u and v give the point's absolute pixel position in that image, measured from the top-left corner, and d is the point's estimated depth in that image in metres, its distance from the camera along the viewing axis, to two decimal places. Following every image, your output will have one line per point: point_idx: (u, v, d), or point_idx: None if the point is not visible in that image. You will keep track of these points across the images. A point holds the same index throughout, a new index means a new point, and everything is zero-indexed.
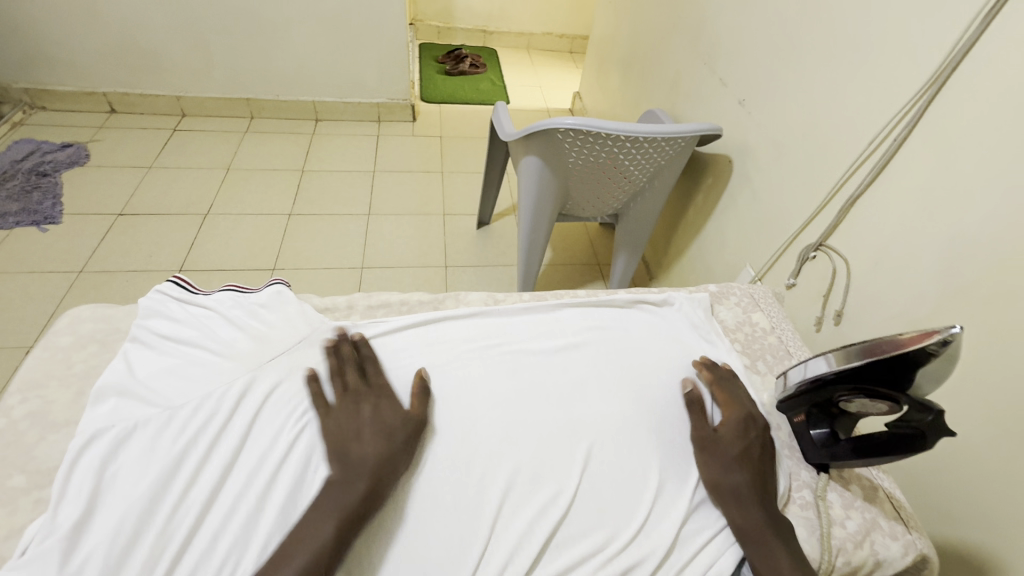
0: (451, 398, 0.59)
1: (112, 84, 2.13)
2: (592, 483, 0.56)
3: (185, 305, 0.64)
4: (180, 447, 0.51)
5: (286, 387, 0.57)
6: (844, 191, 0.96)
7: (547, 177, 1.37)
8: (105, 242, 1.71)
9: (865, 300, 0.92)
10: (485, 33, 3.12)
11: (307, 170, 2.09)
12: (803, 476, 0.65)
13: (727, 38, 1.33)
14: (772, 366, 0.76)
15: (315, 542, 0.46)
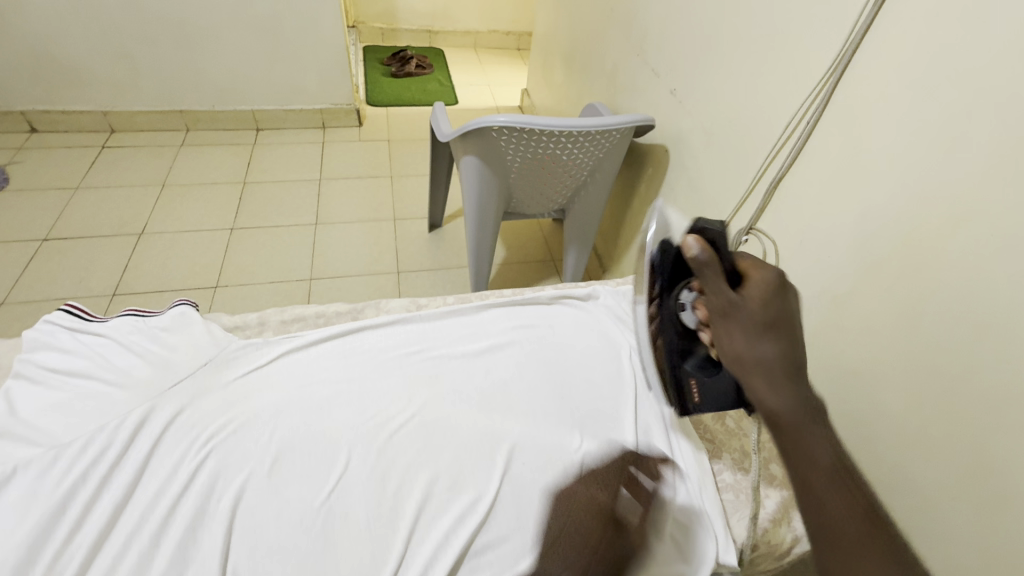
0: (375, 408, 0.60)
1: (29, 102, 2.01)
2: (513, 484, 0.57)
3: (76, 334, 0.60)
4: (66, 486, 0.48)
5: (190, 414, 0.56)
6: (767, 175, 0.98)
7: (488, 175, 1.35)
8: (29, 269, 1.61)
9: (794, 280, 0.95)
10: (430, 34, 3.08)
11: (249, 182, 2.02)
12: (725, 459, 0.69)
13: (655, 29, 1.34)
14: None
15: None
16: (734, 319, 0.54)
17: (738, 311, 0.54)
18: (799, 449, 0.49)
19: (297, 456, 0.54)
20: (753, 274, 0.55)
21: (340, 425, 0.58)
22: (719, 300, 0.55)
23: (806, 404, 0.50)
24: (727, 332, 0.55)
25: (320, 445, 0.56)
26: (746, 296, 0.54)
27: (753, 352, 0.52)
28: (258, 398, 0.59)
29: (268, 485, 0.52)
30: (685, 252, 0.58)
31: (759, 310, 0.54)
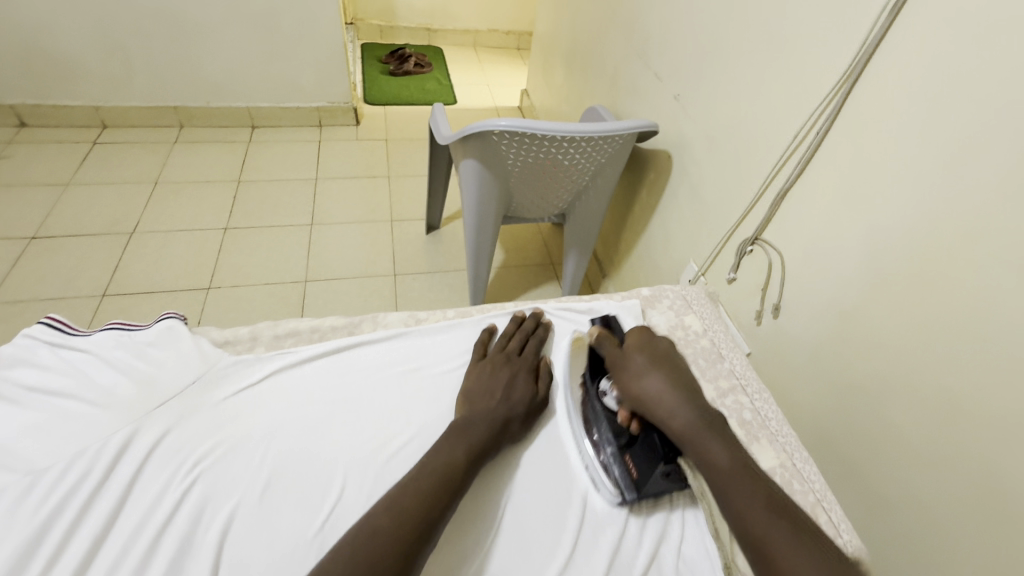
0: (374, 429, 0.58)
1: (19, 96, 1.96)
2: (518, 512, 0.58)
3: (57, 349, 0.58)
4: (43, 517, 0.46)
5: (175, 437, 0.54)
6: (774, 184, 0.96)
7: (488, 179, 1.33)
8: (17, 268, 1.57)
9: (799, 292, 0.92)
10: (430, 31, 3.04)
11: (244, 181, 1.98)
12: None
13: (659, 33, 1.32)
14: (705, 370, 0.79)
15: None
16: (645, 390, 0.64)
17: (644, 375, 0.66)
18: (736, 502, 0.54)
19: (289, 481, 0.52)
20: (652, 352, 0.69)
21: (337, 447, 0.56)
22: (630, 378, 0.66)
23: (707, 426, 0.60)
24: (641, 399, 0.64)
25: (314, 469, 0.54)
26: (652, 373, 0.66)
27: (666, 419, 0.62)
28: (249, 418, 0.57)
29: (258, 514, 0.50)
30: (590, 339, 0.72)
31: (666, 379, 0.65)
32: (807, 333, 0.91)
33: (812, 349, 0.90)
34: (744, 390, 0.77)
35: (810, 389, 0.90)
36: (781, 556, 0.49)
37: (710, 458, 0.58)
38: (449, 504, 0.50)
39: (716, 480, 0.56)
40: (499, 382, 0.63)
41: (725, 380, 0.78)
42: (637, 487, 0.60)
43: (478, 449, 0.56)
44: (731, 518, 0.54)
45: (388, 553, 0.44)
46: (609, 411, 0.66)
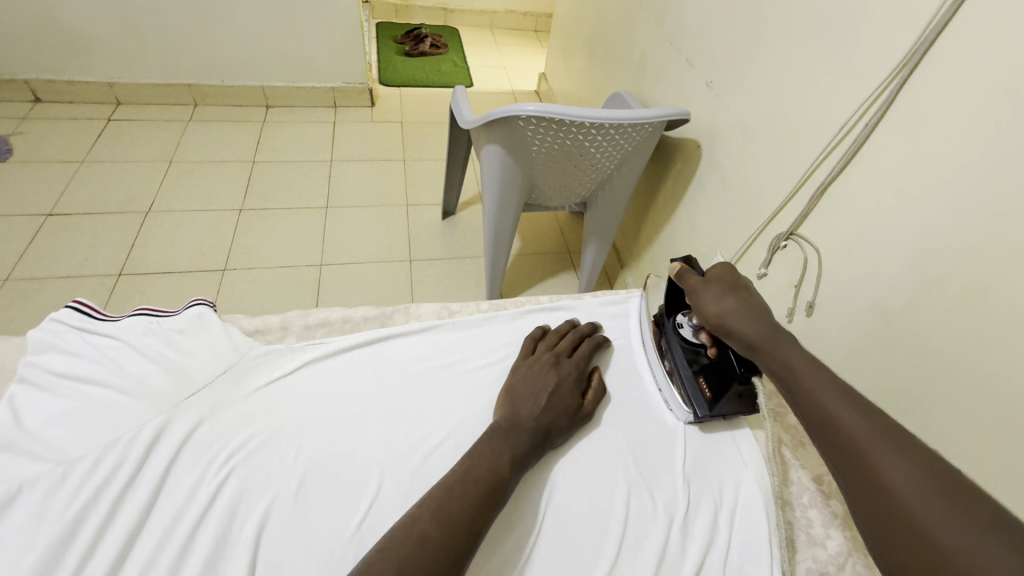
0: (408, 428, 0.57)
1: (32, 70, 1.93)
2: (557, 516, 0.56)
3: (85, 336, 0.57)
4: (76, 509, 0.45)
5: (208, 430, 0.53)
6: (815, 178, 0.92)
7: (512, 165, 1.29)
8: (33, 245, 1.56)
9: (838, 290, 0.89)
10: (446, 11, 2.98)
11: (258, 161, 1.95)
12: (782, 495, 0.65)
13: (692, 17, 1.27)
14: None
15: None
16: (724, 315, 0.63)
17: (720, 297, 0.65)
18: (814, 390, 0.53)
19: (325, 477, 0.52)
20: (730, 278, 0.66)
21: (373, 445, 0.55)
22: (705, 306, 0.66)
23: (780, 333, 0.59)
24: (716, 318, 0.64)
25: (348, 466, 0.53)
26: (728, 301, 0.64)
27: (740, 331, 0.61)
28: (282, 411, 0.56)
29: (295, 511, 0.49)
30: (669, 273, 0.73)
31: (740, 300, 0.64)
32: (845, 332, 0.87)
33: (848, 350, 0.87)
34: None
35: (845, 390, 0.88)
36: (870, 450, 0.47)
37: (787, 363, 0.56)
38: (492, 510, 0.49)
39: (791, 379, 0.55)
40: (545, 386, 0.62)
41: None
42: (709, 405, 0.66)
43: (521, 455, 0.55)
44: (814, 411, 0.52)
45: (435, 559, 0.43)
46: (682, 340, 0.70)
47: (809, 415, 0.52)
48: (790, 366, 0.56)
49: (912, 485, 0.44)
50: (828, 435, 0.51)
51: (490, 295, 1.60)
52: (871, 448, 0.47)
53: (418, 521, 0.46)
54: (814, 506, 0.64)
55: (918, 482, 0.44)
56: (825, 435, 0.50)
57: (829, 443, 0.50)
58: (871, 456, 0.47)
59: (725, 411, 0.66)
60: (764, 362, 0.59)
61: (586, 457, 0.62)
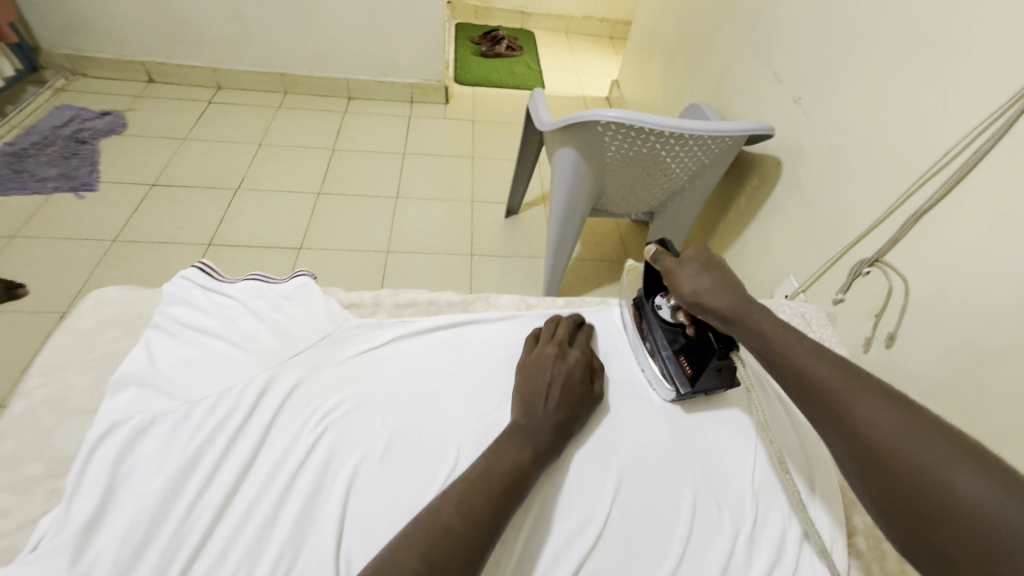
0: (463, 414, 0.59)
1: (149, 53, 2.13)
2: (622, 513, 0.58)
3: (207, 292, 0.65)
4: (197, 445, 0.50)
5: (306, 388, 0.58)
6: (909, 205, 0.88)
7: (584, 170, 1.31)
8: (139, 212, 1.72)
9: (925, 323, 0.84)
10: (523, 14, 3.03)
11: (337, 149, 2.07)
12: (858, 523, 0.64)
13: (784, 31, 1.24)
14: None
15: (354, 536, 0.48)
16: (704, 288, 0.64)
17: (696, 274, 0.66)
18: (791, 354, 0.54)
19: (407, 446, 0.55)
20: (703, 256, 0.67)
21: (450, 425, 0.58)
22: (681, 286, 0.66)
23: (753, 304, 0.61)
24: (691, 295, 0.65)
25: (430, 438, 0.56)
26: (704, 274, 0.65)
27: (714, 304, 0.63)
28: (372, 380, 0.61)
29: (381, 471, 0.53)
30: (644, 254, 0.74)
31: (716, 278, 0.65)
32: (928, 368, 0.83)
33: (929, 388, 0.83)
34: None
35: None
36: (847, 397, 0.48)
37: (757, 332, 0.59)
38: (513, 506, 0.50)
39: (763, 342, 0.57)
40: (556, 377, 0.62)
41: None
42: (691, 382, 0.66)
43: (542, 452, 0.55)
44: (790, 369, 0.54)
45: (458, 554, 0.45)
46: (662, 321, 0.71)
47: (781, 369, 0.55)
48: (767, 330, 0.58)
49: (889, 424, 0.45)
50: (804, 391, 0.52)
51: (547, 294, 1.62)
52: (854, 399, 0.48)
53: (440, 511, 0.47)
54: (890, 540, 0.62)
55: (894, 421, 0.45)
56: (805, 396, 0.52)
57: (812, 402, 0.51)
58: (800, 360, 0.53)
59: (708, 387, 0.67)
60: (739, 331, 0.61)
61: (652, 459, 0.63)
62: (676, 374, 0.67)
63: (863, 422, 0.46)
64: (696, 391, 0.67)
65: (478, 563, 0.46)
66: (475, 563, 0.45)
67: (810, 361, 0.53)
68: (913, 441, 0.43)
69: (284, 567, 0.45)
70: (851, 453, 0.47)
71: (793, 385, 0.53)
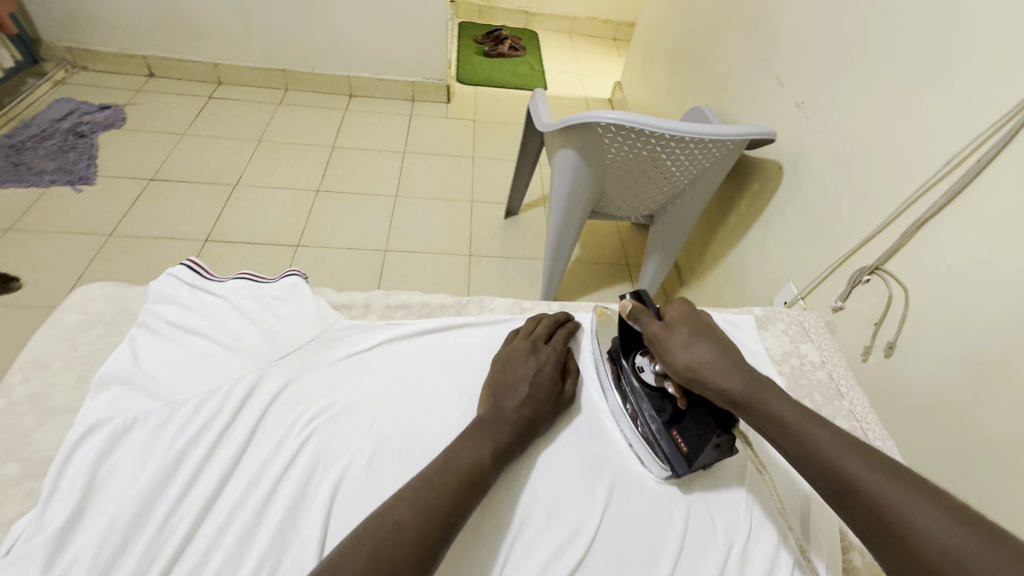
0: (438, 411, 0.59)
1: (150, 47, 2.12)
2: (613, 523, 0.57)
3: (196, 291, 0.64)
4: (179, 447, 0.49)
5: (293, 390, 0.57)
6: (910, 213, 0.87)
7: (583, 172, 1.30)
8: (136, 207, 1.71)
9: (924, 333, 0.83)
10: (527, 15, 3.02)
11: (337, 147, 2.05)
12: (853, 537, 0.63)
13: (787, 35, 1.22)
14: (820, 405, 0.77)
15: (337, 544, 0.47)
16: (706, 366, 0.58)
17: (689, 343, 0.60)
18: (818, 448, 0.50)
19: (395, 450, 0.54)
20: (695, 323, 0.63)
21: (438, 430, 0.57)
22: (677, 359, 0.60)
23: (760, 382, 0.56)
24: (687, 369, 0.59)
25: (417, 443, 0.55)
26: (703, 346, 0.60)
27: (719, 384, 0.57)
28: (361, 383, 0.60)
29: (367, 476, 0.52)
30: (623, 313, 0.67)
31: (713, 348, 0.60)
32: (928, 379, 0.82)
33: (929, 399, 0.82)
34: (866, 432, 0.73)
35: (920, 441, 0.82)
36: (891, 506, 0.44)
37: (775, 416, 0.54)
38: (471, 503, 0.49)
39: (786, 433, 0.53)
40: (526, 373, 0.61)
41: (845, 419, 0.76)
42: (688, 461, 0.59)
43: (503, 449, 0.54)
44: (820, 470, 0.49)
45: (407, 550, 0.43)
46: (648, 389, 0.64)
47: (813, 472, 0.50)
48: (786, 414, 0.53)
49: (942, 538, 0.41)
50: (842, 498, 0.47)
51: (545, 296, 1.61)
52: (901, 510, 0.43)
53: (394, 511, 0.46)
54: None
55: (949, 534, 0.41)
56: (843, 505, 0.47)
57: (856, 511, 0.46)
58: (828, 457, 0.49)
59: (704, 463, 0.60)
60: (752, 415, 0.56)
61: (644, 470, 0.62)
62: (671, 452, 0.60)
63: (914, 537, 0.42)
64: (694, 468, 0.59)
65: (431, 563, 0.44)
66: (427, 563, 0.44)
67: (846, 459, 0.48)
68: (971, 558, 0.39)
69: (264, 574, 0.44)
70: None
71: (826, 487, 0.49)
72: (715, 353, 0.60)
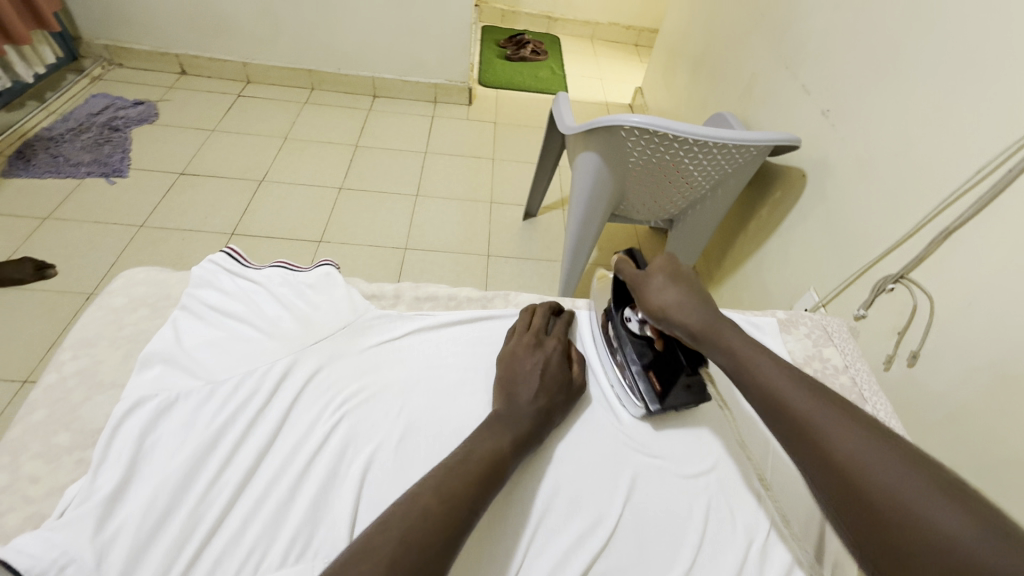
0: (453, 401, 0.60)
1: (183, 46, 2.18)
2: (633, 515, 0.57)
3: (234, 277, 0.67)
4: (219, 425, 0.52)
5: (325, 375, 0.59)
6: (938, 222, 0.86)
7: (605, 175, 1.31)
8: (166, 199, 1.76)
9: (949, 343, 0.82)
10: (550, 19, 3.04)
11: (360, 146, 2.09)
12: None
13: (815, 42, 1.22)
14: None
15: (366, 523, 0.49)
16: (671, 307, 0.61)
17: (663, 288, 0.63)
18: (762, 375, 0.53)
19: (422, 437, 0.56)
20: (670, 268, 0.64)
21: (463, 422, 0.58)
22: (648, 302, 0.63)
23: (722, 322, 0.59)
24: (659, 311, 0.62)
25: (444, 429, 0.57)
26: (672, 290, 0.62)
27: (681, 323, 0.60)
28: (390, 371, 0.62)
29: (396, 459, 0.54)
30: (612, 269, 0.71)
31: (684, 292, 0.62)
32: (952, 389, 0.81)
33: (953, 409, 0.81)
34: None
35: (942, 451, 0.82)
36: (820, 423, 0.47)
37: (727, 350, 0.57)
38: (494, 490, 0.49)
39: (734, 364, 0.55)
40: (535, 366, 0.62)
41: None
42: (659, 400, 0.65)
43: (523, 439, 0.54)
44: (761, 394, 0.52)
45: (435, 537, 0.43)
46: (631, 335, 0.69)
47: (754, 396, 0.53)
48: (739, 351, 0.56)
49: (865, 452, 0.44)
50: (780, 419, 0.50)
51: (562, 296, 1.62)
52: (826, 428, 0.46)
53: (421, 496, 0.45)
54: None
55: (872, 453, 0.43)
56: (780, 427, 0.50)
57: (780, 422, 0.50)
58: (769, 382, 0.52)
59: (675, 404, 0.65)
60: (710, 351, 0.58)
61: (666, 464, 0.63)
62: (647, 392, 0.65)
63: (842, 454, 0.44)
64: (666, 407, 0.65)
65: (456, 549, 0.44)
66: (455, 548, 0.44)
67: (778, 380, 0.52)
68: (883, 469, 0.42)
69: (298, 548, 0.46)
70: (826, 487, 0.45)
71: (767, 410, 0.52)
72: (685, 297, 0.62)
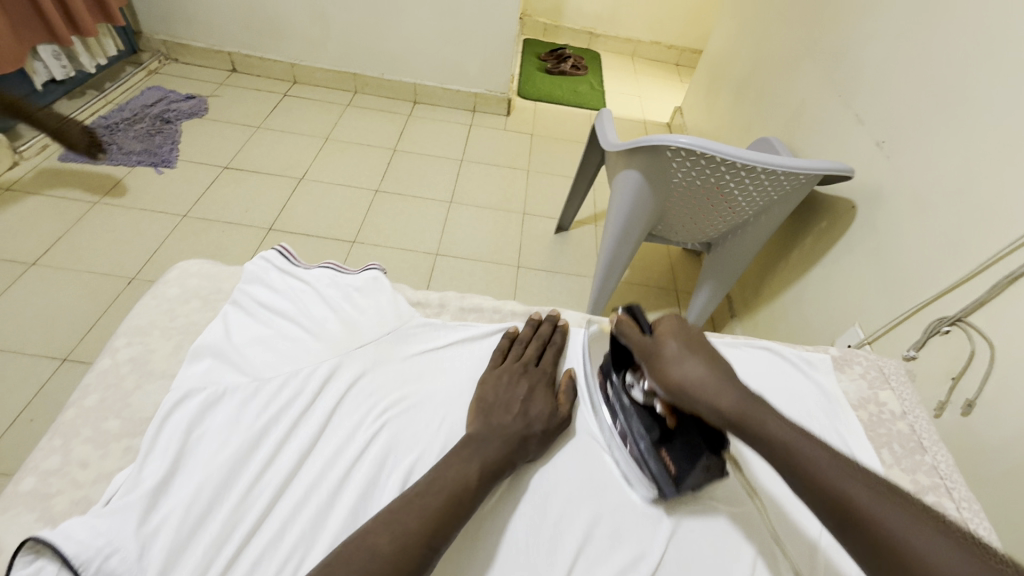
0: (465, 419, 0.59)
1: (236, 45, 2.25)
2: (677, 553, 0.56)
3: (285, 276, 0.68)
4: (262, 424, 0.52)
5: (368, 381, 0.59)
6: (1001, 266, 0.82)
7: (645, 195, 1.29)
8: (208, 191, 1.81)
9: (1010, 395, 0.78)
10: (591, 35, 3.05)
11: (398, 150, 2.12)
12: None
13: (871, 71, 1.19)
14: (898, 457, 0.73)
15: None
16: (693, 387, 0.55)
17: (682, 360, 0.57)
18: (819, 476, 0.46)
19: None
20: (686, 338, 0.60)
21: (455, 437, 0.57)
22: (668, 376, 0.57)
23: (753, 401, 0.53)
24: (677, 386, 0.56)
25: None
26: (693, 369, 0.56)
27: (709, 402, 0.53)
28: (431, 381, 0.62)
29: None
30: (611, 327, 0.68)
31: (706, 364, 0.57)
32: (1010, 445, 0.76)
33: (1012, 466, 0.76)
34: (949, 493, 0.69)
35: (999, 508, 0.77)
36: (899, 532, 0.41)
37: (770, 436, 0.50)
38: (456, 525, 0.47)
39: (783, 458, 0.48)
40: (517, 394, 0.60)
41: (925, 475, 0.71)
42: (675, 483, 0.57)
43: (493, 467, 0.52)
44: (821, 495, 0.46)
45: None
46: (636, 405, 0.62)
47: (813, 499, 0.46)
48: (785, 441, 0.49)
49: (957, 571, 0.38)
50: (847, 527, 0.44)
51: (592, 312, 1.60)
52: (905, 537, 0.41)
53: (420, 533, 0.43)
54: None
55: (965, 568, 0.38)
56: (848, 538, 0.44)
57: (851, 532, 0.43)
58: (828, 479, 0.45)
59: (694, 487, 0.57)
60: (747, 438, 0.51)
61: (713, 504, 0.61)
62: (660, 476, 0.58)
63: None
64: (683, 490, 0.58)
65: None
66: None
67: (843, 479, 0.45)
68: None
69: None
70: None
71: (830, 511, 0.45)
72: (708, 371, 0.56)
